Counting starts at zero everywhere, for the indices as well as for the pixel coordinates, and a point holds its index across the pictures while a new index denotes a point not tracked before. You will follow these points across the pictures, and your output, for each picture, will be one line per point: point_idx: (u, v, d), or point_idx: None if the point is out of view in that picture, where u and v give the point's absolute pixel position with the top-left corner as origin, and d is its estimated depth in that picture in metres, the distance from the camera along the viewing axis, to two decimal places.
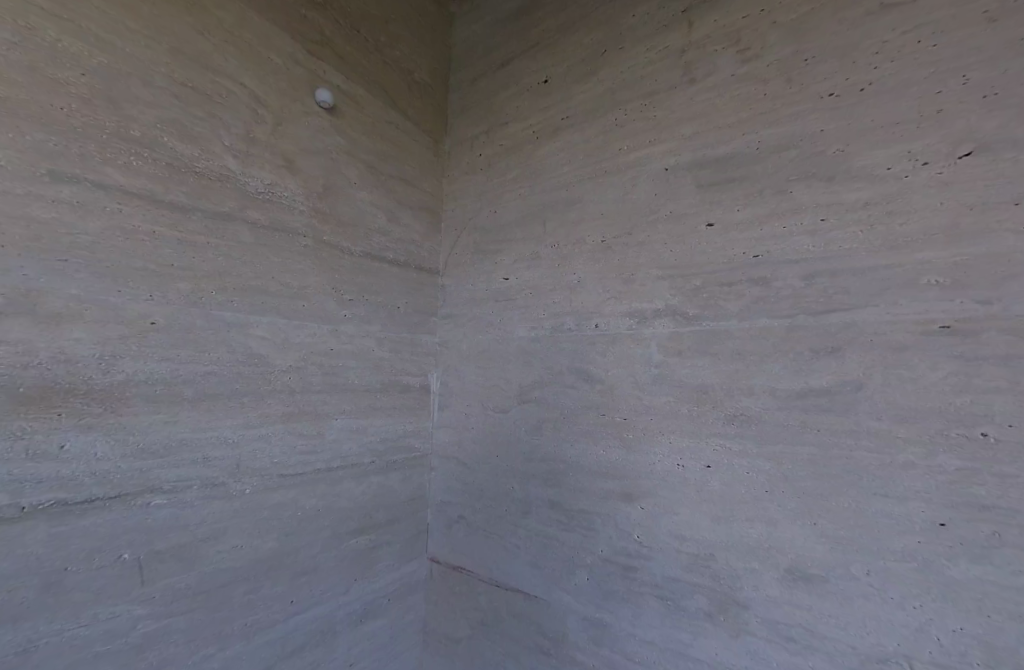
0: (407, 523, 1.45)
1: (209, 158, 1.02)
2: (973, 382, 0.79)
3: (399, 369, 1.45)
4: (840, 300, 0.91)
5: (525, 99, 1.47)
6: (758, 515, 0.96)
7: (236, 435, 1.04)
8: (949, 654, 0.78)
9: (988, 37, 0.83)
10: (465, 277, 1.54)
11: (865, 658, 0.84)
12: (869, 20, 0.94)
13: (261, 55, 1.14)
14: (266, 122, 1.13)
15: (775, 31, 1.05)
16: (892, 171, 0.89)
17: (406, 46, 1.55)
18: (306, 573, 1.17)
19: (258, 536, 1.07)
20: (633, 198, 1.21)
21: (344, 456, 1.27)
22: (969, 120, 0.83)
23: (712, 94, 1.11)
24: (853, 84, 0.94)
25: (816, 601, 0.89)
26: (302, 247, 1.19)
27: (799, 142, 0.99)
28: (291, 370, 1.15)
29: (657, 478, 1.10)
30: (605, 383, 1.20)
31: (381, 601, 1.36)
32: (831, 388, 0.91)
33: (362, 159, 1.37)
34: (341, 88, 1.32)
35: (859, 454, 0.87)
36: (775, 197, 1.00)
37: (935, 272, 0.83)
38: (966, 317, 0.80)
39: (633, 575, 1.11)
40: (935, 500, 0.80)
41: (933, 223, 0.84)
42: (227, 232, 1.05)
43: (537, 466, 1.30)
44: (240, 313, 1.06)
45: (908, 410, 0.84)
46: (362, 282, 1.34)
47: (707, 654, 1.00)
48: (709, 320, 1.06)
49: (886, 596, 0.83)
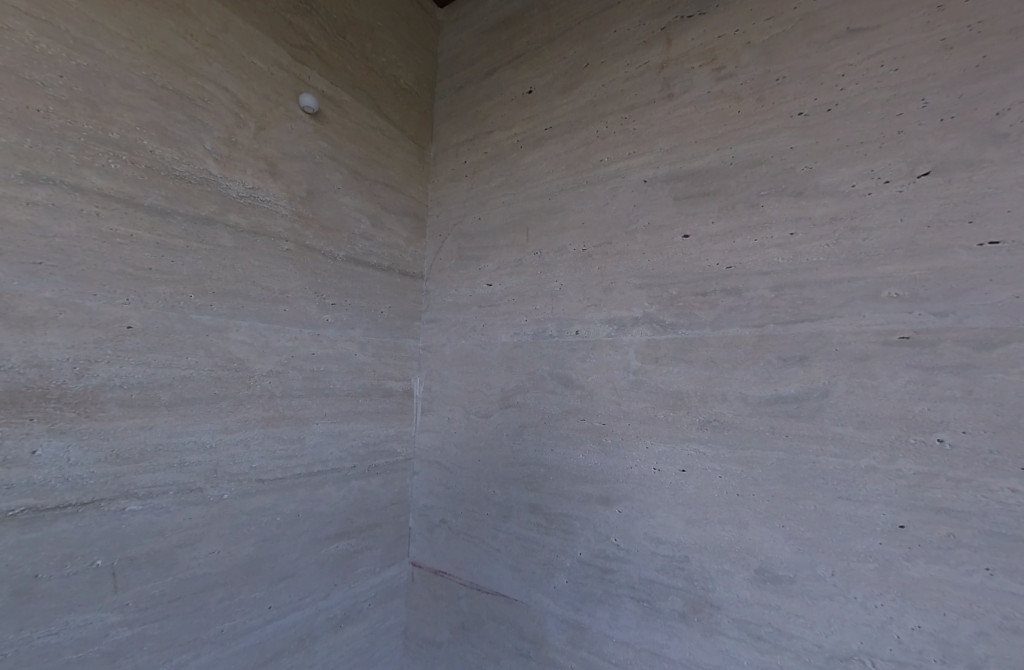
0: (388, 528, 1.45)
1: (189, 162, 1.02)
2: (930, 390, 0.83)
3: (382, 374, 1.45)
4: (808, 310, 0.95)
5: (510, 108, 1.50)
6: (730, 517, 0.99)
7: (214, 440, 1.04)
8: (907, 651, 0.81)
9: (944, 64, 0.88)
10: (449, 282, 1.55)
11: (830, 656, 0.87)
12: (836, 43, 0.99)
13: (244, 59, 1.14)
14: (249, 125, 1.13)
15: (749, 51, 1.09)
16: (856, 188, 0.93)
17: (391, 52, 1.56)
18: (285, 578, 1.16)
19: (235, 542, 1.06)
20: (613, 208, 1.24)
21: (325, 461, 1.27)
22: (927, 141, 0.88)
23: (690, 110, 1.15)
24: (821, 104, 0.99)
25: (785, 601, 0.92)
26: (283, 251, 1.19)
27: (770, 159, 1.03)
28: (271, 374, 1.15)
29: (634, 482, 1.12)
30: (585, 388, 1.23)
31: (361, 606, 1.35)
32: (799, 394, 0.94)
33: (346, 164, 1.37)
34: (326, 94, 1.33)
35: (824, 459, 0.91)
36: (747, 210, 1.04)
37: (895, 284, 0.87)
38: (923, 329, 0.84)
39: (611, 577, 1.13)
40: (894, 502, 0.84)
41: (893, 238, 0.89)
42: (208, 235, 1.04)
43: (518, 470, 1.32)
44: (220, 316, 1.05)
45: (869, 416, 0.88)
46: (344, 287, 1.34)
47: (681, 654, 1.02)
48: (685, 328, 1.09)
49: (850, 596, 0.86)
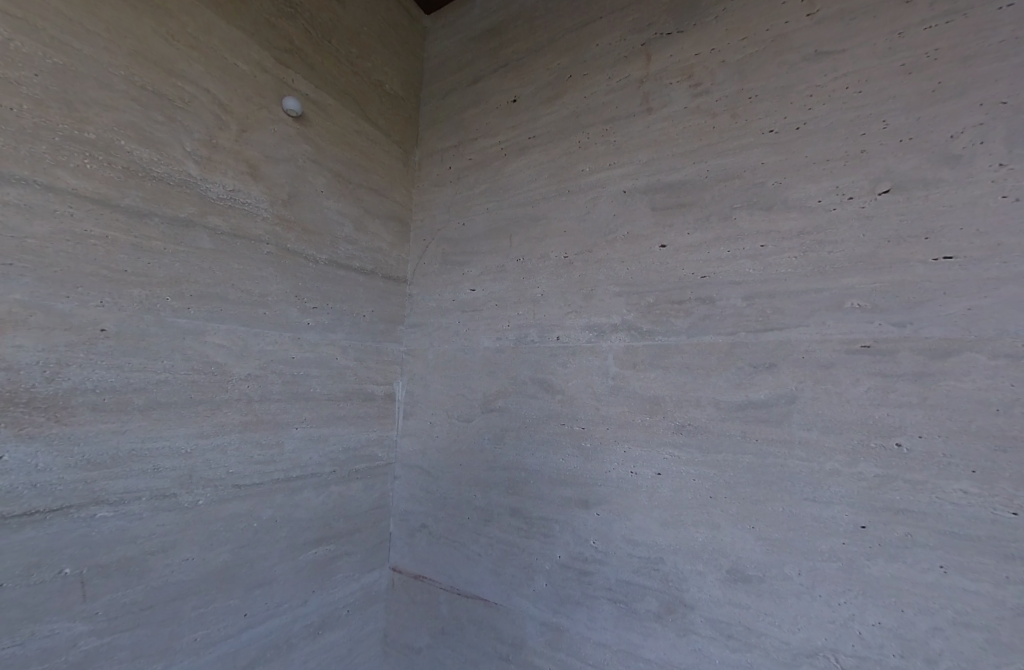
0: (368, 533, 1.44)
1: (168, 163, 1.01)
2: (889, 396, 0.88)
3: (363, 378, 1.45)
4: (776, 319, 0.99)
5: (494, 116, 1.52)
6: (703, 519, 1.02)
7: (189, 445, 1.02)
8: (869, 646, 0.85)
9: (903, 88, 0.93)
10: (432, 286, 1.56)
11: (796, 653, 0.91)
12: (805, 65, 1.04)
13: (226, 61, 1.13)
14: (230, 128, 1.13)
15: (723, 69, 1.14)
16: (822, 203, 0.98)
17: (377, 57, 1.57)
18: (261, 585, 1.15)
19: (210, 549, 1.05)
20: (593, 217, 1.27)
21: (304, 466, 1.26)
22: (888, 161, 0.93)
23: (667, 124, 1.19)
24: (790, 122, 1.03)
25: (755, 600, 0.95)
26: (264, 254, 1.18)
27: (743, 173, 1.07)
28: (250, 378, 1.14)
29: (612, 485, 1.15)
30: (565, 393, 1.25)
31: (339, 612, 1.34)
32: (768, 400, 0.98)
33: (329, 167, 1.37)
34: (310, 97, 1.33)
35: (791, 463, 0.95)
36: (721, 222, 1.08)
37: (857, 296, 0.92)
38: (882, 338, 0.89)
39: (589, 579, 1.15)
40: (856, 504, 0.88)
41: (855, 252, 0.93)
42: (186, 237, 1.03)
43: (499, 474, 1.33)
44: (197, 320, 1.04)
45: (833, 421, 0.92)
46: (326, 290, 1.34)
47: (656, 654, 1.05)
48: (661, 335, 1.12)
49: (815, 594, 0.90)
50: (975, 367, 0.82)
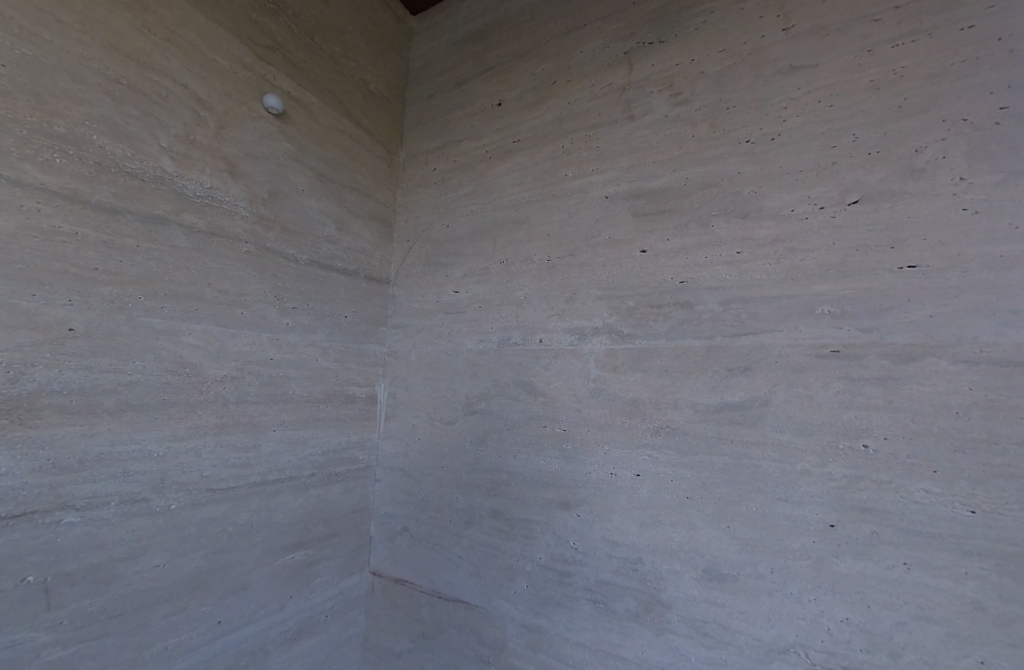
0: (348, 537, 1.43)
1: (143, 159, 0.98)
2: (857, 399, 0.91)
3: (344, 379, 1.43)
4: (751, 323, 1.02)
5: (479, 119, 1.52)
6: (680, 519, 1.04)
7: (161, 449, 1.00)
8: (837, 642, 0.88)
9: (872, 103, 0.97)
10: (415, 287, 1.55)
11: (769, 649, 0.93)
12: (780, 78, 1.07)
13: (205, 56, 1.11)
14: (208, 124, 1.11)
15: (703, 79, 1.16)
16: (795, 212, 1.01)
17: (361, 57, 1.56)
18: (236, 591, 1.12)
19: (183, 555, 1.02)
20: (576, 222, 1.28)
21: (282, 469, 1.24)
22: (856, 173, 0.96)
23: (648, 132, 1.21)
24: (765, 133, 1.06)
25: (729, 598, 0.97)
26: (242, 253, 1.16)
27: (720, 182, 1.10)
28: (226, 380, 1.12)
29: (592, 486, 1.16)
30: (547, 395, 1.26)
31: (318, 617, 1.32)
32: (743, 402, 1.01)
33: (311, 166, 1.36)
34: (292, 95, 1.31)
35: (764, 464, 0.97)
36: (699, 229, 1.11)
37: (827, 302, 0.95)
38: (851, 343, 0.92)
39: (569, 580, 1.16)
40: (826, 503, 0.91)
41: (826, 260, 0.97)
42: (160, 235, 1.01)
43: (481, 477, 1.33)
44: (171, 319, 1.02)
45: (804, 423, 0.95)
46: (307, 290, 1.32)
47: (634, 653, 1.06)
48: (641, 338, 1.14)
49: (786, 591, 0.92)
50: (936, 371, 0.85)
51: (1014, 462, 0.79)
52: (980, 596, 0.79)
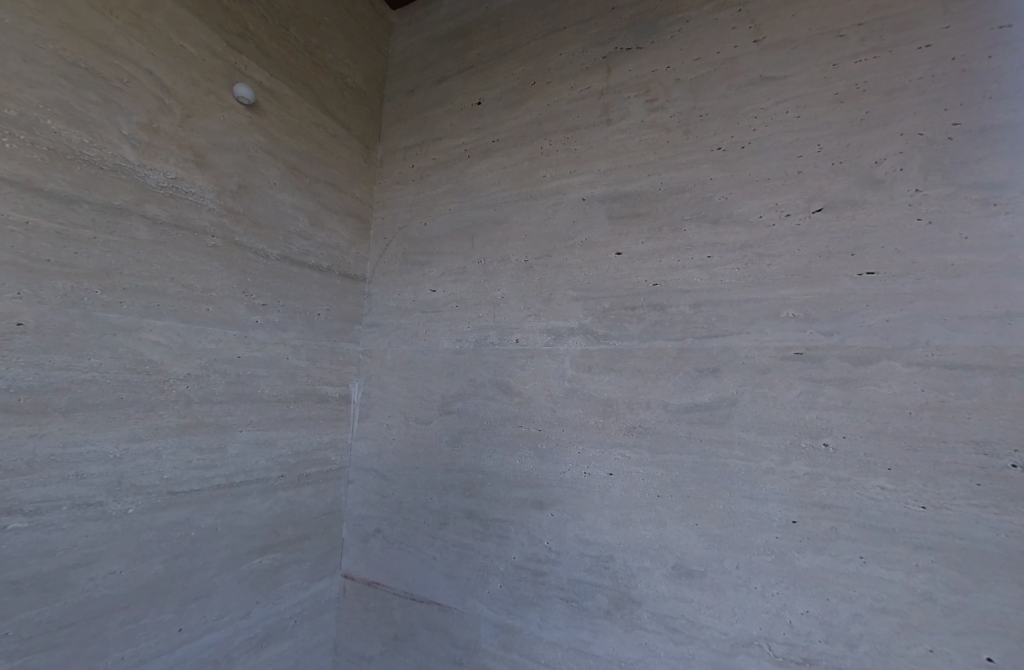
0: (318, 540, 1.40)
1: (102, 147, 0.94)
2: (819, 399, 0.94)
3: (317, 379, 1.40)
4: (720, 326, 1.05)
5: (458, 117, 1.51)
6: (651, 518, 1.06)
7: (118, 450, 0.95)
8: (797, 634, 0.91)
9: (836, 115, 1.01)
10: (391, 286, 1.54)
11: (734, 643, 0.95)
12: (751, 88, 1.10)
13: (172, 42, 1.07)
14: (174, 112, 1.07)
15: (678, 86, 1.19)
16: (763, 219, 1.04)
17: (338, 49, 1.53)
18: (198, 597, 1.08)
19: (141, 560, 0.98)
20: (553, 223, 1.29)
21: (250, 471, 1.20)
22: (821, 182, 1.00)
23: (625, 136, 1.23)
24: (736, 141, 1.10)
25: (697, 593, 1.00)
26: (209, 248, 1.13)
27: (693, 187, 1.12)
28: (190, 378, 1.08)
29: (566, 486, 1.17)
30: (523, 395, 1.26)
31: (286, 623, 1.29)
32: (712, 402, 1.03)
33: (283, 159, 1.32)
34: (264, 85, 1.28)
35: (731, 462, 1.00)
36: (672, 233, 1.13)
37: (792, 306, 0.99)
38: (814, 346, 0.96)
39: (542, 579, 1.17)
40: (788, 500, 0.94)
41: (791, 265, 1.00)
42: (121, 226, 0.97)
43: (456, 477, 1.32)
44: (131, 315, 0.98)
45: (769, 422, 0.98)
46: (278, 287, 1.29)
47: (605, 650, 1.07)
48: (615, 339, 1.16)
49: (751, 586, 0.95)
50: (891, 373, 0.90)
51: (961, 460, 0.83)
52: (929, 587, 0.83)
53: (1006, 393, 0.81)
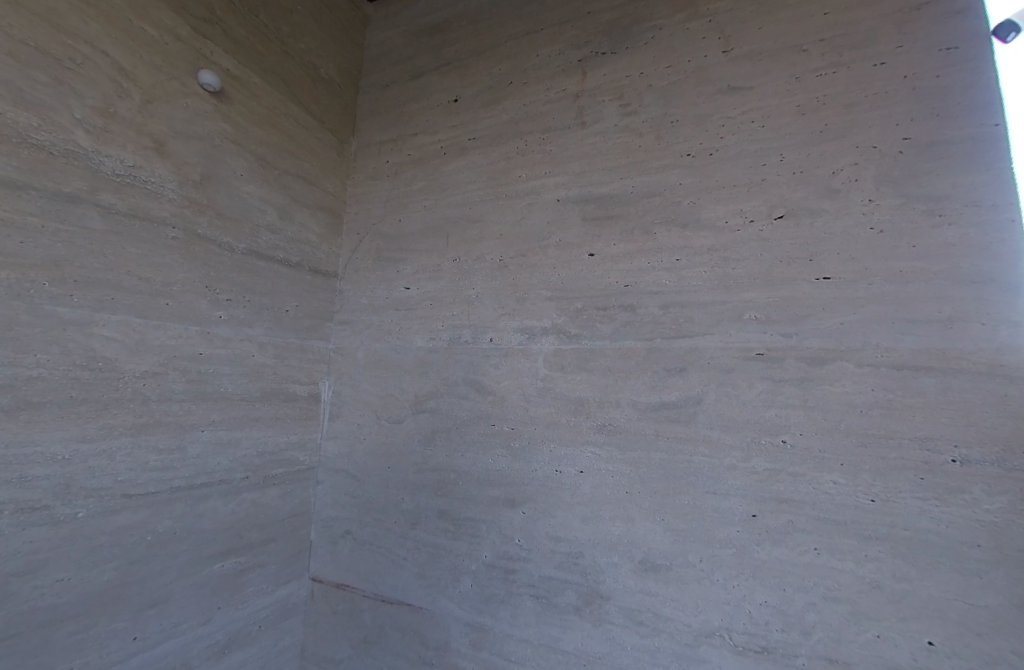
0: (285, 542, 1.36)
1: (52, 130, 0.89)
2: (778, 398, 0.99)
3: (285, 377, 1.36)
4: (687, 327, 1.08)
5: (434, 114, 1.50)
6: (620, 514, 1.08)
7: (67, 452, 0.90)
8: (756, 623, 0.94)
9: (798, 126, 1.05)
10: (364, 283, 1.51)
11: (697, 634, 0.99)
12: (719, 97, 1.14)
13: (131, 23, 1.02)
14: (132, 97, 1.02)
15: (651, 92, 1.22)
16: (728, 224, 1.08)
17: (311, 39, 1.50)
18: (155, 604, 1.04)
19: (92, 567, 0.94)
20: (527, 222, 1.30)
21: (212, 472, 1.16)
22: (782, 190, 1.04)
23: (599, 139, 1.25)
24: (704, 148, 1.13)
25: (663, 587, 1.03)
26: (169, 240, 1.08)
27: (663, 191, 1.15)
28: (147, 376, 1.03)
29: (538, 484, 1.18)
30: (496, 394, 1.26)
31: (250, 629, 1.25)
32: (679, 400, 1.06)
33: (251, 150, 1.28)
34: (231, 73, 1.24)
35: (697, 459, 1.03)
36: (642, 235, 1.16)
37: (754, 309, 1.03)
38: (774, 347, 1.00)
39: (513, 577, 1.17)
40: (749, 495, 0.98)
41: (754, 269, 1.04)
42: (72, 215, 0.92)
43: (428, 476, 1.31)
44: (82, 309, 0.93)
45: (732, 420, 1.01)
46: (244, 282, 1.25)
47: (574, 646, 1.09)
48: (587, 339, 1.18)
49: (713, 578, 0.99)
50: (845, 373, 0.94)
51: (907, 455, 0.88)
52: (877, 576, 0.88)
53: (947, 392, 0.87)
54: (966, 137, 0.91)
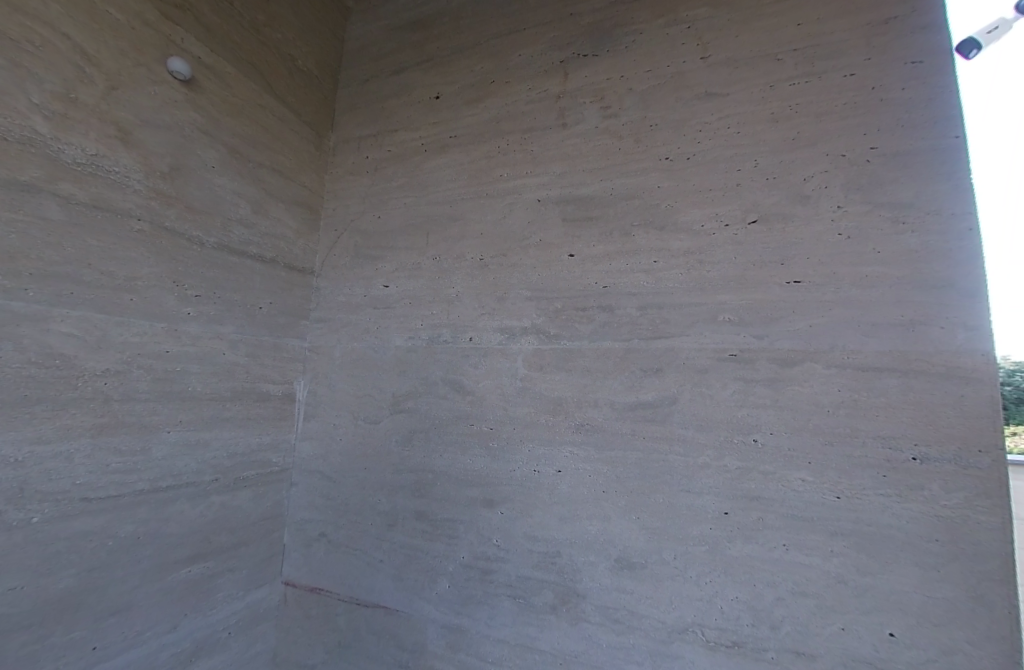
0: (256, 546, 1.32)
1: (8, 115, 0.84)
2: (749, 398, 1.01)
3: (258, 376, 1.33)
4: (664, 328, 1.10)
5: (415, 110, 1.49)
6: (597, 512, 1.09)
7: (21, 454, 0.86)
8: (728, 618, 0.96)
9: (771, 133, 1.08)
10: (341, 280, 1.48)
11: (670, 630, 1.00)
12: (697, 103, 1.16)
13: (95, 6, 0.98)
14: (95, 83, 0.97)
15: (631, 96, 1.23)
16: (704, 228, 1.10)
17: (288, 29, 1.46)
18: (116, 612, 1.00)
19: (47, 575, 0.89)
20: (508, 222, 1.30)
21: (179, 474, 1.12)
22: (756, 195, 1.07)
23: (580, 140, 1.26)
24: (682, 152, 1.15)
25: (638, 585, 1.04)
26: (134, 233, 1.04)
27: (642, 194, 1.17)
28: (109, 374, 0.99)
29: (516, 483, 1.18)
30: (474, 394, 1.26)
31: (218, 635, 1.21)
32: (655, 400, 1.08)
33: (224, 142, 1.24)
34: (203, 62, 1.19)
35: (671, 458, 1.05)
36: (621, 237, 1.17)
37: (728, 311, 1.05)
38: (746, 348, 1.03)
39: (491, 577, 1.17)
40: (721, 493, 1.00)
41: (729, 272, 1.06)
42: (28, 205, 0.87)
43: (405, 477, 1.29)
44: (39, 303, 0.88)
45: (706, 419, 1.03)
46: (215, 277, 1.21)
47: (551, 645, 1.09)
48: (566, 339, 1.18)
49: (687, 575, 1.00)
50: (813, 375, 0.97)
51: (871, 453, 0.91)
52: (842, 570, 0.91)
53: (908, 392, 0.91)
54: (929, 148, 0.95)
